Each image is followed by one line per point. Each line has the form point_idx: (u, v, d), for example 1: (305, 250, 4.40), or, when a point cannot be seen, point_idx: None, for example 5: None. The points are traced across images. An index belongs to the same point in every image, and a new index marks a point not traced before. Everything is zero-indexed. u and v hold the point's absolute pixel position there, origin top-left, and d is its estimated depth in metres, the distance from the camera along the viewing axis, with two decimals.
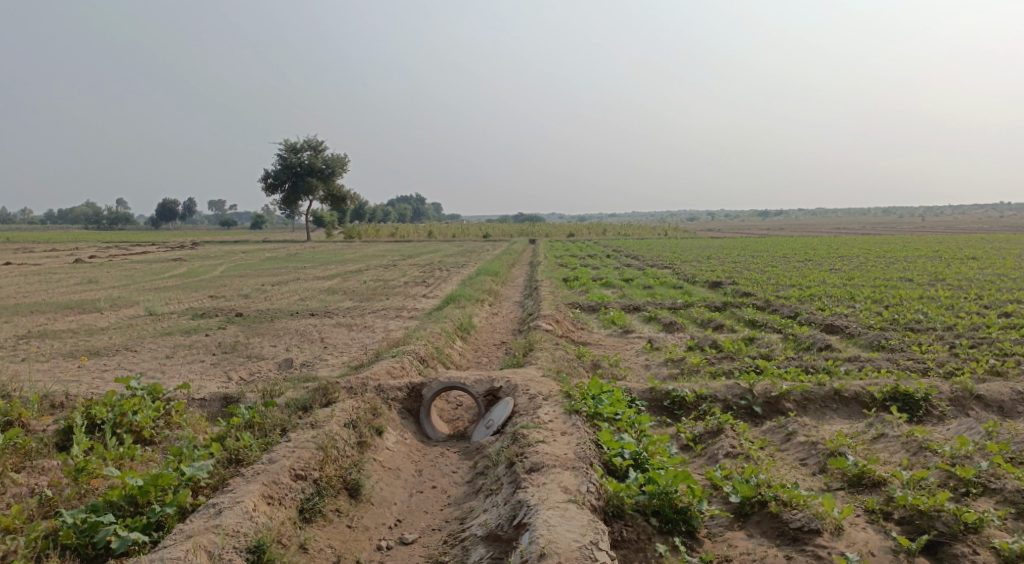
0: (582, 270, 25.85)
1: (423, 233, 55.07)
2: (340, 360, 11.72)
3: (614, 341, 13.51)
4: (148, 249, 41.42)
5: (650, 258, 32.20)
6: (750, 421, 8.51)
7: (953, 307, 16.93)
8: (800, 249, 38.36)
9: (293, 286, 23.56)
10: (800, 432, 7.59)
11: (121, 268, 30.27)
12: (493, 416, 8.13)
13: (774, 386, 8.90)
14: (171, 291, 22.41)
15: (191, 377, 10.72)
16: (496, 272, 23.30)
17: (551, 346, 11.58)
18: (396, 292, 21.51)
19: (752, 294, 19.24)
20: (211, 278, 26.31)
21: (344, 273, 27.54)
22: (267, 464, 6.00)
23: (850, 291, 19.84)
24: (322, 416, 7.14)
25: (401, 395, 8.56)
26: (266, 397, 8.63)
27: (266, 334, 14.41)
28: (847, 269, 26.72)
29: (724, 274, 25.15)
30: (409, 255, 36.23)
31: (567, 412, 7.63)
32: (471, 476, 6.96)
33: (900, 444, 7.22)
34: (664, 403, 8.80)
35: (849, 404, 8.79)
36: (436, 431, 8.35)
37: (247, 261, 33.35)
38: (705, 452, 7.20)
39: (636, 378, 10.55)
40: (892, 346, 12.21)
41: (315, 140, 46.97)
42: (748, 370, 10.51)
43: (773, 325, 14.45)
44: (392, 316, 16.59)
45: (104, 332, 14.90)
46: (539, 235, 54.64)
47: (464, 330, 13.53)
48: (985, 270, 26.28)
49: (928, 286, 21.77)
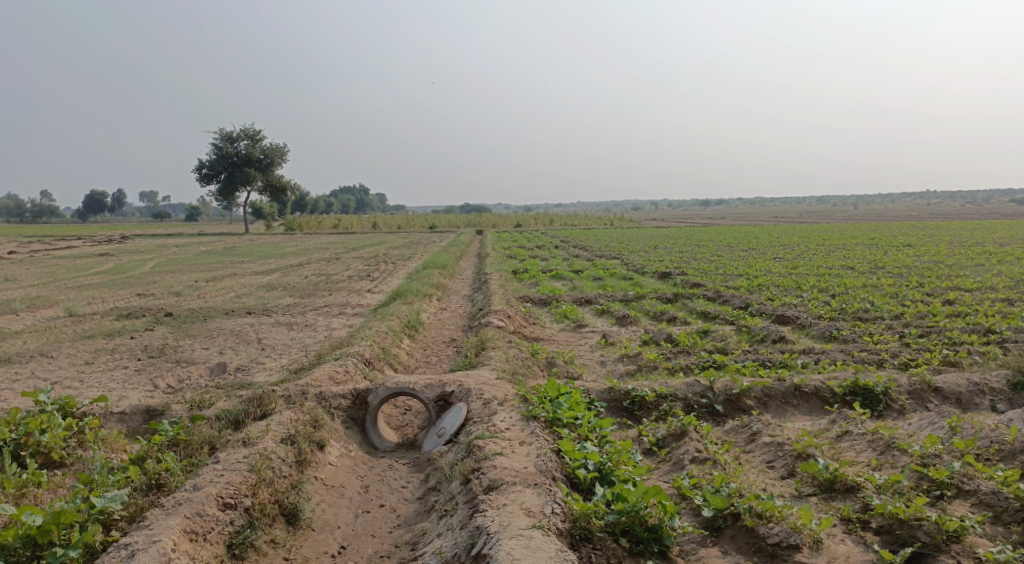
0: (530, 261, 25.48)
1: (367, 225, 53.79)
2: (278, 363, 10.97)
3: (567, 337, 13.13)
4: (73, 243, 39.14)
5: (598, 248, 32.04)
6: (712, 421, 8.22)
7: (897, 295, 17.14)
8: (743, 238, 38.82)
9: (230, 281, 22.45)
10: (765, 432, 7.31)
11: (41, 264, 28.40)
12: (445, 423, 7.59)
13: (734, 382, 8.62)
14: (95, 289, 20.98)
15: (112, 387, 9.82)
16: (443, 265, 22.67)
17: (503, 344, 11.09)
18: (339, 287, 20.64)
19: (702, 285, 19.17)
20: (141, 274, 24.86)
21: (284, 267, 26.45)
22: (191, 493, 5.35)
23: (797, 280, 19.98)
24: (255, 432, 6.49)
25: (344, 403, 7.93)
26: (195, 409, 7.89)
27: (198, 335, 13.48)
28: (790, 258, 27.04)
29: (672, 264, 25.09)
30: (352, 248, 35.14)
31: (524, 419, 7.16)
32: (422, 492, 6.42)
33: (867, 443, 7.02)
34: (623, 403, 8.42)
35: (809, 399, 8.58)
36: (384, 440, 7.77)
37: (181, 256, 31.86)
38: (670, 458, 6.84)
39: (592, 376, 10.16)
40: (845, 337, 12.15)
41: (252, 129, 45.21)
42: (705, 365, 10.25)
43: (726, 317, 14.29)
44: (335, 313, 15.83)
45: (18, 336, 13.73)
46: (485, 225, 54.04)
47: (412, 328, 12.91)
48: (921, 257, 26.95)
49: (870, 274, 22.12)
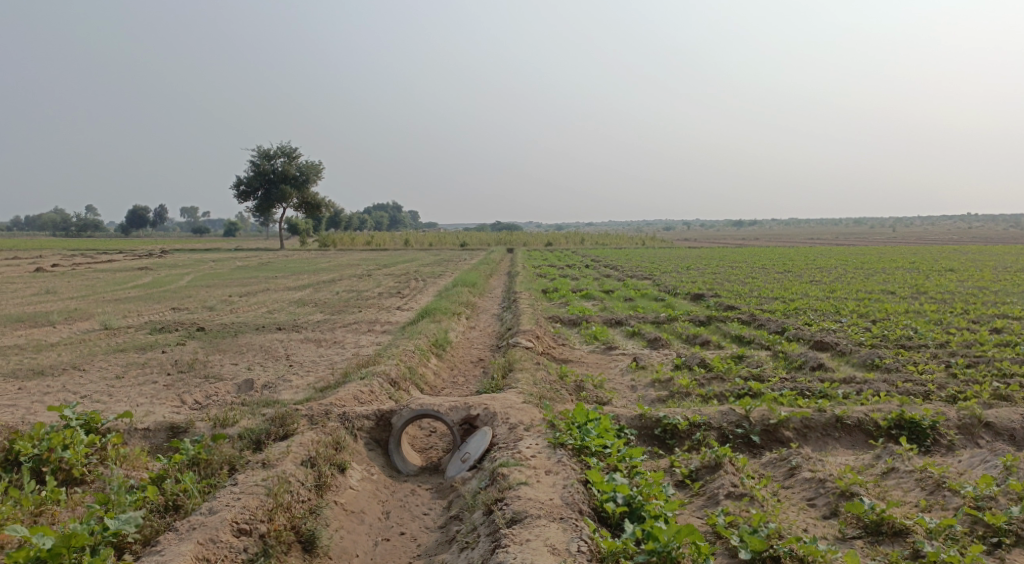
0: (561, 280, 25.25)
1: (399, 242, 54.12)
2: (304, 381, 10.88)
3: (597, 359, 12.85)
4: (114, 257, 39.95)
5: (629, 269, 31.67)
6: (747, 452, 7.87)
7: (941, 322, 16.51)
8: (779, 260, 38.14)
9: (262, 297, 22.58)
10: (805, 466, 6.95)
11: (81, 277, 28.99)
12: (469, 448, 7.37)
13: (772, 412, 8.27)
14: (132, 303, 21.30)
15: (139, 401, 9.81)
16: (473, 283, 22.55)
17: (532, 365, 10.86)
18: (369, 304, 20.63)
19: (736, 308, 18.73)
20: (176, 288, 25.20)
21: (315, 283, 26.60)
22: (206, 518, 5.27)
23: (835, 305, 19.38)
24: (275, 453, 6.37)
25: (367, 424, 7.75)
26: (218, 427, 7.80)
27: (228, 350, 13.49)
28: (828, 281, 26.36)
29: (705, 285, 24.63)
30: (384, 264, 35.27)
31: (551, 446, 6.91)
32: (444, 521, 6.20)
33: (914, 481, 6.64)
34: (655, 431, 8.12)
35: (851, 432, 8.19)
36: (407, 464, 7.58)
37: (216, 271, 32.29)
38: (704, 492, 6.52)
39: (622, 402, 9.86)
40: (887, 365, 11.67)
41: (289, 146, 45.92)
42: (740, 393, 9.88)
43: (761, 342, 13.88)
44: (363, 330, 15.75)
45: (52, 348, 13.89)
46: (517, 244, 54.01)
47: (439, 347, 12.75)
48: (965, 282, 26.09)
49: (912, 299, 21.43)
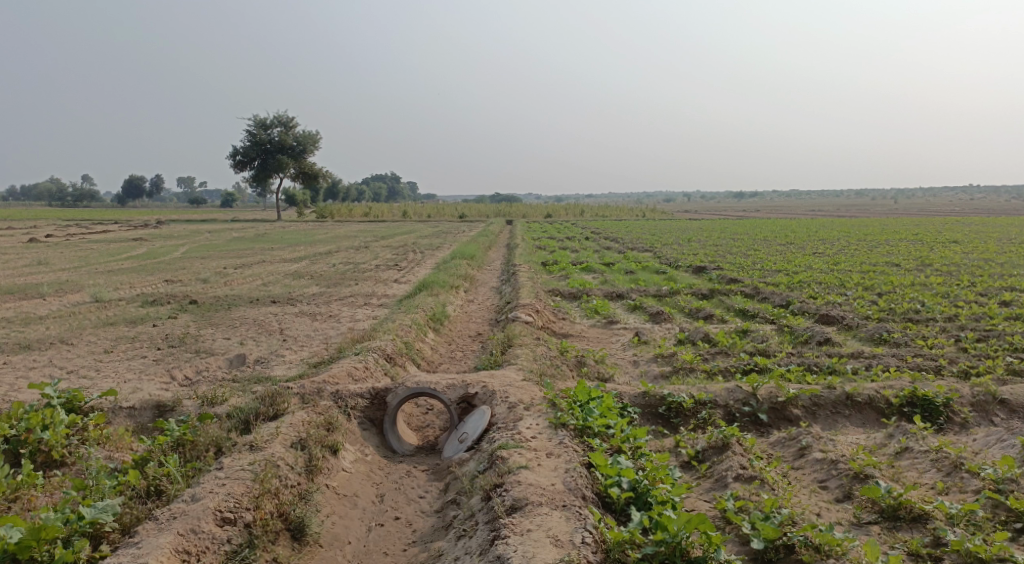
0: (560, 252, 24.91)
1: (397, 213, 53.61)
2: (298, 356, 10.58)
3: (597, 333, 12.57)
4: (108, 228, 39.45)
5: (630, 240, 31.32)
6: (755, 432, 7.61)
7: (949, 295, 16.19)
8: (780, 231, 37.76)
9: (258, 269, 22.23)
10: (816, 447, 6.68)
11: (74, 248, 28.55)
12: (467, 428, 7.10)
13: (780, 389, 7.99)
14: (125, 274, 20.96)
15: (127, 378, 9.52)
16: (471, 255, 22.21)
17: (531, 340, 10.56)
18: (366, 277, 20.30)
19: (739, 280, 18.41)
20: (170, 260, 24.84)
21: (312, 255, 26.25)
22: (188, 506, 5.03)
23: (839, 277, 19.06)
24: (263, 435, 6.09)
25: (361, 403, 7.47)
26: (206, 405, 7.51)
27: (221, 324, 13.19)
28: (831, 253, 26.01)
29: (707, 258, 24.30)
30: (382, 236, 34.87)
31: (552, 427, 6.63)
32: (440, 505, 5.94)
33: (930, 462, 6.38)
34: (659, 410, 7.85)
35: (862, 410, 7.92)
36: (403, 444, 7.32)
37: (212, 242, 31.87)
38: (711, 474, 6.26)
39: (624, 378, 9.60)
40: (895, 340, 11.38)
41: (285, 116, 45.22)
42: (746, 369, 9.61)
43: (765, 315, 13.58)
44: (360, 304, 15.43)
45: (41, 322, 13.58)
46: (516, 216, 53.54)
47: (437, 322, 12.44)
48: (969, 254, 25.73)
49: (917, 272, 21.10)
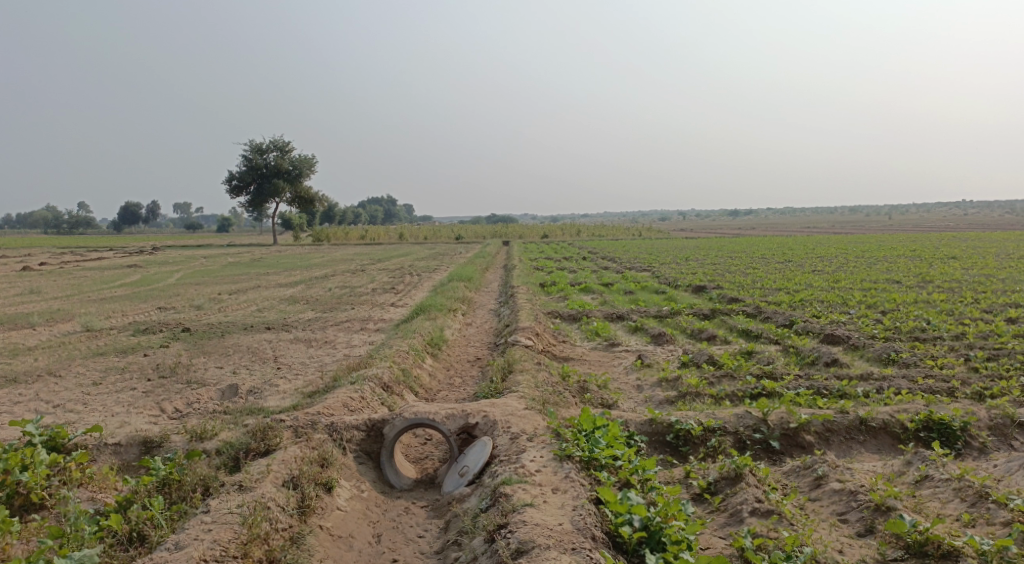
0: (558, 273, 24.64)
1: (394, 236, 53.40)
2: (292, 385, 10.27)
3: (599, 357, 12.28)
4: (104, 255, 39.19)
5: (627, 260, 31.11)
6: (767, 460, 7.32)
7: (953, 312, 15.97)
8: (778, 249, 37.64)
9: (252, 294, 21.92)
10: (832, 476, 6.39)
11: (68, 276, 28.26)
12: (468, 460, 6.79)
13: (791, 415, 7.72)
14: (118, 302, 20.66)
15: (115, 412, 9.18)
16: (469, 278, 21.93)
17: (532, 366, 10.27)
18: (362, 301, 20.00)
19: (740, 300, 18.16)
20: (165, 287, 24.52)
21: (308, 279, 25.96)
22: (171, 555, 4.77)
23: (842, 295, 18.83)
24: (253, 473, 5.80)
25: (357, 436, 7.17)
26: (195, 441, 7.18)
27: (213, 353, 12.86)
28: (830, 270, 25.82)
29: (706, 276, 24.08)
30: (378, 259, 34.65)
31: (557, 459, 6.33)
32: (441, 545, 5.64)
33: (952, 492, 6.11)
34: (666, 438, 7.55)
35: (877, 435, 7.64)
36: (401, 478, 7.00)
37: (207, 268, 31.59)
38: (726, 508, 5.97)
39: (629, 404, 9.30)
40: (904, 360, 11.12)
41: (281, 141, 45.17)
42: (754, 393, 9.32)
43: (769, 336, 13.31)
44: (356, 329, 15.13)
45: (29, 353, 13.24)
46: (512, 237, 53.41)
47: (434, 347, 12.15)
48: (970, 270, 25.53)
49: (919, 288, 20.88)
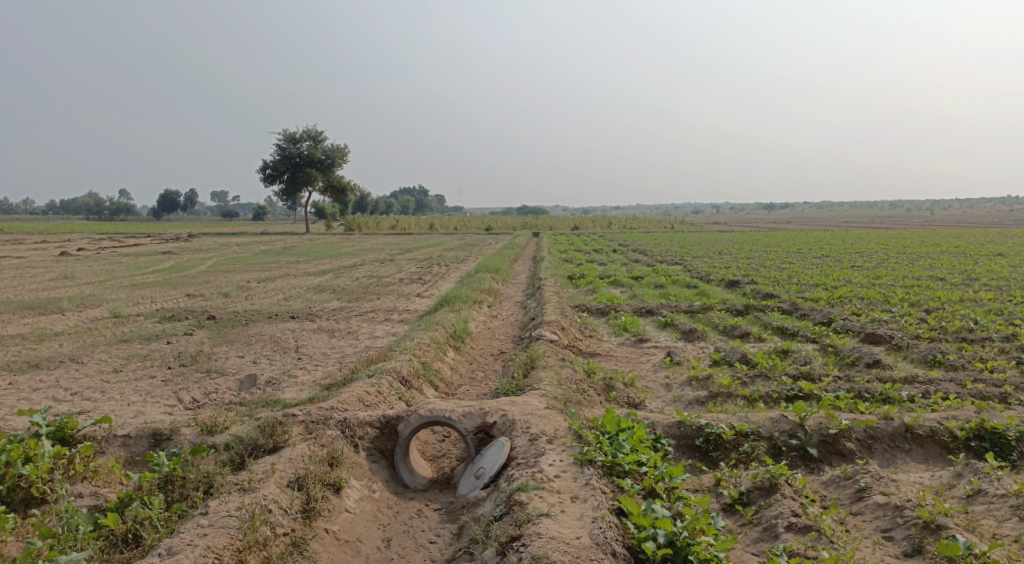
0: (588, 266, 24.18)
1: (424, 226, 53.29)
2: (311, 377, 10.05)
3: (626, 352, 11.86)
4: (140, 241, 39.69)
5: (659, 253, 30.46)
6: (804, 468, 6.86)
7: (1003, 312, 15.18)
8: (814, 244, 36.62)
9: (280, 283, 21.86)
10: (876, 489, 5.93)
11: (103, 262, 28.62)
12: (485, 461, 6.46)
13: (830, 420, 7.24)
14: (147, 289, 20.77)
15: (131, 401, 9.05)
16: (496, 269, 21.60)
17: (556, 362, 9.90)
18: (388, 291, 19.81)
19: (775, 296, 17.54)
20: (195, 274, 24.66)
21: (336, 268, 25.87)
22: (162, 561, 4.57)
23: (883, 292, 18.07)
24: (257, 473, 5.58)
25: (371, 433, 6.88)
26: (205, 434, 6.97)
27: (235, 342, 12.73)
28: (870, 267, 24.92)
29: (740, 271, 23.40)
30: (408, 249, 34.50)
31: (578, 464, 5.96)
32: (452, 552, 5.35)
33: (1009, 510, 5.60)
34: (695, 442, 7.14)
35: (924, 444, 7.12)
36: (415, 478, 6.70)
37: (239, 255, 31.77)
38: (759, 521, 5.56)
39: (657, 404, 8.88)
40: (951, 362, 10.49)
41: (314, 130, 45.26)
42: (790, 395, 8.83)
43: (806, 334, 12.74)
44: (380, 320, 14.89)
45: (56, 338, 13.26)
46: (543, 228, 52.92)
47: (457, 340, 11.84)
48: (1019, 267, 24.43)
49: (964, 286, 19.99)
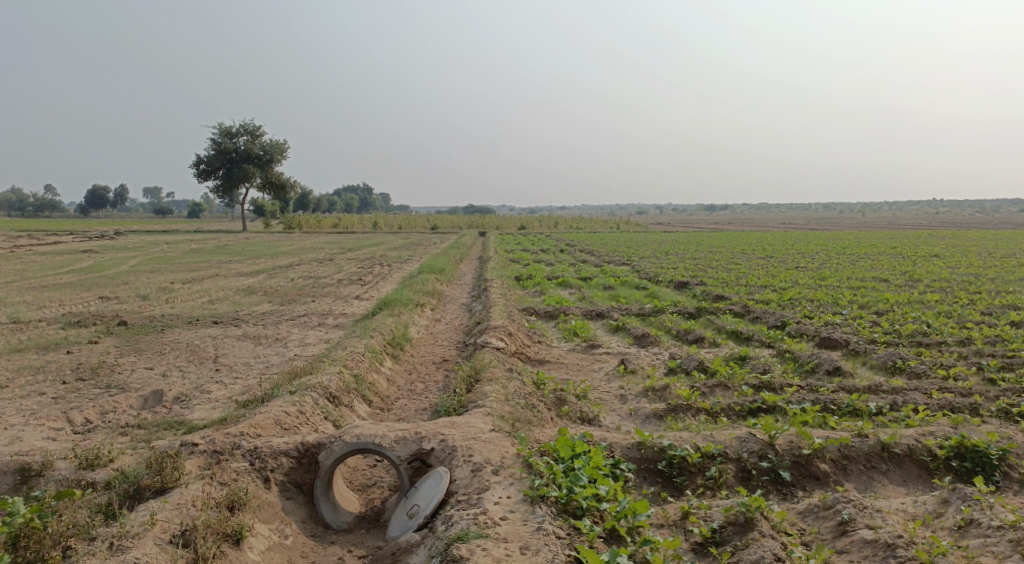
0: (535, 266, 23.42)
1: (367, 224, 51.67)
2: (227, 392, 8.93)
3: (577, 359, 11.10)
4: (61, 239, 37.06)
5: (606, 253, 29.94)
6: (776, 494, 6.19)
7: (952, 314, 15.01)
8: (758, 244, 36.85)
9: (208, 284, 20.34)
10: (861, 522, 5.26)
11: (12, 261, 26.33)
12: (420, 498, 5.55)
13: (803, 438, 6.57)
14: (58, 291, 18.99)
15: (10, 424, 7.78)
16: (440, 270, 20.59)
17: (502, 372, 9.04)
18: (325, 293, 18.58)
19: (726, 297, 17.09)
20: (115, 274, 22.83)
21: (271, 269, 24.39)
22: None
23: (832, 294, 17.81)
24: (135, 530, 4.72)
25: (286, 464, 5.88)
26: (84, 469, 5.85)
27: (147, 351, 11.43)
28: (815, 267, 24.90)
29: (688, 272, 23.00)
30: (349, 248, 33.15)
31: (528, 501, 5.11)
32: None
33: (1009, 545, 4.99)
34: (658, 466, 6.36)
35: (901, 464, 6.54)
36: (337, 517, 5.76)
37: (167, 254, 29.88)
38: None
39: (613, 420, 8.11)
40: (913, 369, 10.06)
41: (251, 124, 43.24)
42: (754, 407, 8.18)
43: (761, 338, 12.21)
44: (312, 325, 13.73)
45: None
46: (489, 227, 52.05)
47: (395, 347, 10.84)
48: (957, 268, 24.75)
49: (910, 288, 19.95)
